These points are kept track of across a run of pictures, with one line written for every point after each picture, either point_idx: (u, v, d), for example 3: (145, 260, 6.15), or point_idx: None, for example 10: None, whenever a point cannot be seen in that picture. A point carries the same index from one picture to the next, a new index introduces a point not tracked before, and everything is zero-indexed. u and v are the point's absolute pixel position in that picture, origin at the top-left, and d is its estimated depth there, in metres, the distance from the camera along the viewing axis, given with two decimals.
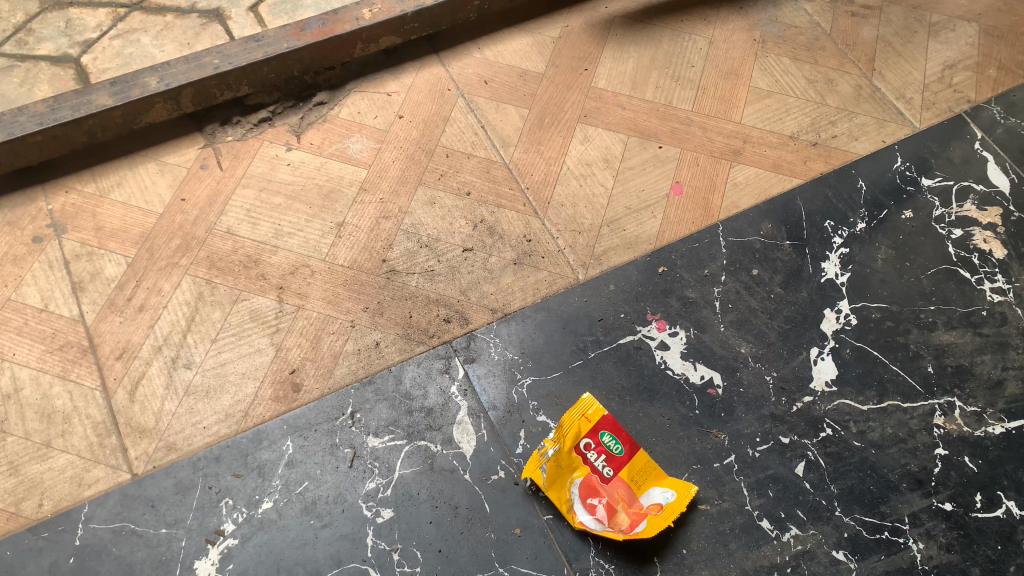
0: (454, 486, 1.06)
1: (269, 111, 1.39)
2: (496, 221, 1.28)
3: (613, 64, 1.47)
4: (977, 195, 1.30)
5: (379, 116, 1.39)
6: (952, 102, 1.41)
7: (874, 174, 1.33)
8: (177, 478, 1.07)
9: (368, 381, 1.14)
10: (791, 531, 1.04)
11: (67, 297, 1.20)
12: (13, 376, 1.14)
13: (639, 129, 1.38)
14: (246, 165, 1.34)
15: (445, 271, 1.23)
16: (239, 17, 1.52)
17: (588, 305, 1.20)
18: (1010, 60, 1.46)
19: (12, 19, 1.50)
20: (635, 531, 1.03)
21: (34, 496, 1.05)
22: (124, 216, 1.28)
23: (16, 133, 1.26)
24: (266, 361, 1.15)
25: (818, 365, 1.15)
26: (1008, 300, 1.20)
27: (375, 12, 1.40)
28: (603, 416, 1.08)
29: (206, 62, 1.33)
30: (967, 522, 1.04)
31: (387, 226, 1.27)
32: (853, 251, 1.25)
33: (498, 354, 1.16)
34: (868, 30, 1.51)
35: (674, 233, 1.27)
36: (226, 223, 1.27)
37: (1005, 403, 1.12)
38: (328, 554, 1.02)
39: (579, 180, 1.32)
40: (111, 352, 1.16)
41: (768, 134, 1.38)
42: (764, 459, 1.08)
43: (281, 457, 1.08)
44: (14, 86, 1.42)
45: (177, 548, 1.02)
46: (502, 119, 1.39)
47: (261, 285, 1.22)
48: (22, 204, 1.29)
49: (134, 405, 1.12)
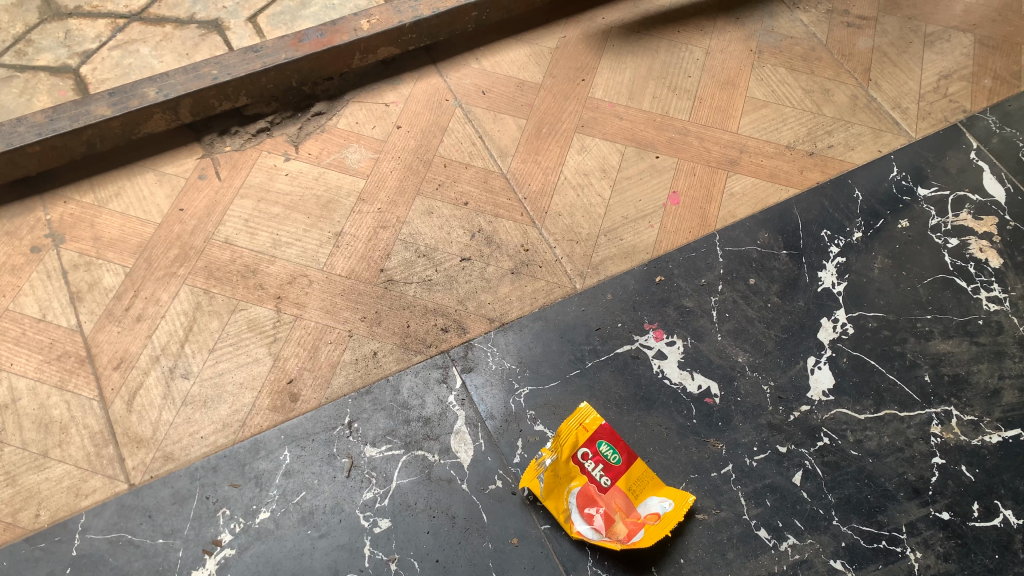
0: (451, 495, 1.06)
1: (268, 121, 1.40)
2: (494, 231, 1.29)
3: (610, 74, 1.48)
4: (973, 205, 1.31)
5: (377, 126, 1.40)
6: (947, 112, 1.42)
7: (870, 183, 1.33)
8: (174, 488, 1.07)
9: (365, 391, 1.14)
10: (788, 540, 1.04)
11: (65, 307, 1.21)
12: (10, 385, 1.14)
13: (636, 139, 1.39)
14: (244, 175, 1.34)
15: (443, 281, 1.24)
16: (239, 27, 1.53)
17: (585, 314, 1.20)
18: (1005, 69, 1.47)
19: (12, 30, 1.51)
20: (633, 540, 1.03)
21: (30, 506, 1.05)
22: (123, 226, 1.28)
23: (15, 143, 1.26)
24: (264, 370, 1.15)
25: (815, 375, 1.15)
26: (1004, 309, 1.21)
27: (373, 23, 1.41)
28: (600, 425, 1.08)
29: (205, 72, 1.33)
30: (964, 531, 1.04)
31: (385, 235, 1.28)
32: (849, 261, 1.25)
33: (496, 364, 1.16)
34: (863, 41, 1.52)
35: (672, 243, 1.28)
36: (224, 233, 1.28)
37: (1002, 411, 1.12)
38: (326, 565, 1.02)
39: (576, 189, 1.33)
40: (109, 362, 1.16)
41: (764, 143, 1.39)
42: (761, 468, 1.08)
43: (278, 467, 1.09)
44: (14, 97, 1.43)
45: (174, 558, 1.02)
46: (500, 129, 1.40)
47: (259, 294, 1.22)
48: (21, 213, 1.29)
49: (132, 415, 1.12)
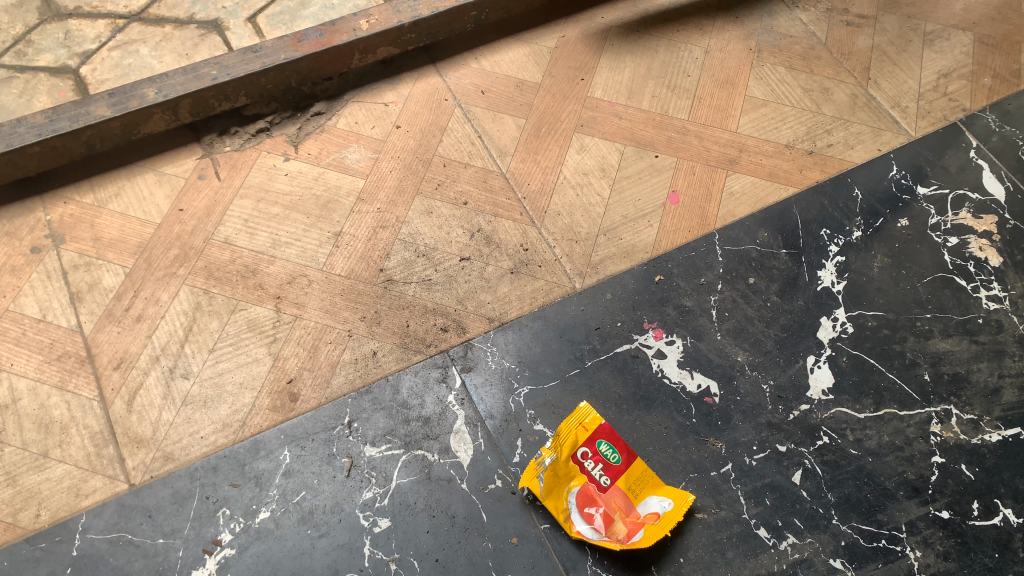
0: (451, 495, 1.06)
1: (268, 121, 1.40)
2: (493, 230, 1.29)
3: (609, 73, 1.48)
4: (972, 204, 1.31)
5: (376, 126, 1.40)
6: (947, 110, 1.42)
7: (870, 183, 1.33)
8: (174, 488, 1.07)
9: (365, 391, 1.14)
10: (788, 539, 1.04)
11: (65, 308, 1.21)
12: (10, 386, 1.14)
13: (636, 138, 1.39)
14: (244, 175, 1.34)
15: (442, 281, 1.24)
16: (238, 27, 1.53)
17: (584, 313, 1.20)
18: (1005, 68, 1.47)
19: (11, 30, 1.51)
20: (632, 540, 1.03)
21: (31, 507, 1.05)
22: (122, 226, 1.28)
23: (15, 144, 1.26)
24: (264, 370, 1.15)
25: (814, 374, 1.15)
26: (1003, 308, 1.20)
27: (372, 23, 1.41)
28: (600, 424, 1.08)
29: (205, 72, 1.33)
30: (964, 530, 1.04)
31: (385, 235, 1.28)
32: (849, 260, 1.25)
33: (495, 363, 1.16)
34: (862, 39, 1.52)
35: (671, 242, 1.28)
36: (224, 233, 1.28)
37: (1002, 410, 1.12)
38: (325, 564, 1.02)
39: (575, 189, 1.33)
40: (109, 362, 1.16)
41: (764, 143, 1.39)
42: (760, 467, 1.08)
43: (278, 467, 1.09)
44: (14, 97, 1.43)
45: (175, 558, 1.02)
46: (499, 128, 1.40)
47: (258, 294, 1.22)
48: (21, 213, 1.29)
49: (132, 415, 1.12)
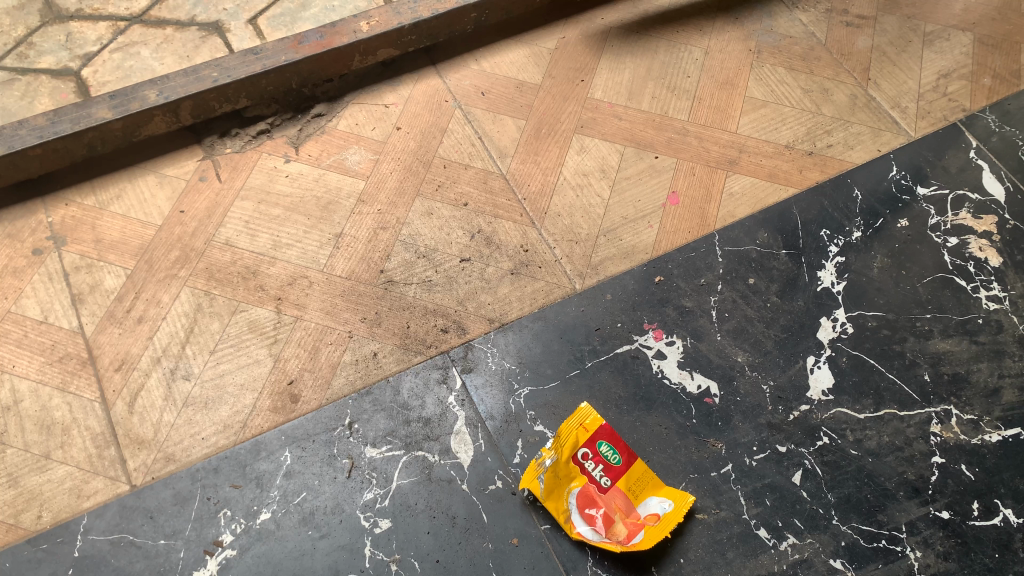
0: (451, 496, 1.07)
1: (269, 123, 1.40)
2: (493, 231, 1.29)
3: (609, 74, 1.48)
4: (972, 204, 1.31)
5: (376, 128, 1.40)
6: (947, 110, 1.42)
7: (870, 183, 1.33)
8: (175, 489, 1.07)
9: (365, 392, 1.14)
10: (788, 539, 1.04)
11: (67, 310, 1.21)
12: (12, 387, 1.15)
13: (635, 139, 1.39)
14: (244, 177, 1.35)
15: (442, 282, 1.24)
16: (239, 29, 1.54)
17: (584, 314, 1.21)
18: (1005, 68, 1.47)
19: (13, 33, 1.52)
20: (632, 541, 1.03)
21: (33, 508, 1.06)
22: (123, 228, 1.29)
23: (16, 146, 1.26)
24: (265, 371, 1.16)
25: (814, 374, 1.15)
26: (1003, 308, 1.21)
27: (372, 24, 1.41)
28: (600, 425, 1.09)
29: (205, 74, 1.33)
30: (964, 530, 1.04)
31: (385, 236, 1.28)
32: (849, 260, 1.25)
33: (495, 364, 1.16)
34: (862, 40, 1.52)
35: (671, 242, 1.28)
36: (224, 234, 1.28)
37: (1002, 410, 1.12)
38: (326, 565, 1.02)
39: (575, 190, 1.33)
40: (110, 364, 1.17)
41: (763, 143, 1.39)
42: (760, 467, 1.09)
43: (279, 468, 1.09)
44: (15, 99, 1.43)
45: (176, 558, 1.03)
46: (499, 129, 1.40)
47: (259, 296, 1.22)
48: (22, 216, 1.30)
49: (133, 417, 1.12)
